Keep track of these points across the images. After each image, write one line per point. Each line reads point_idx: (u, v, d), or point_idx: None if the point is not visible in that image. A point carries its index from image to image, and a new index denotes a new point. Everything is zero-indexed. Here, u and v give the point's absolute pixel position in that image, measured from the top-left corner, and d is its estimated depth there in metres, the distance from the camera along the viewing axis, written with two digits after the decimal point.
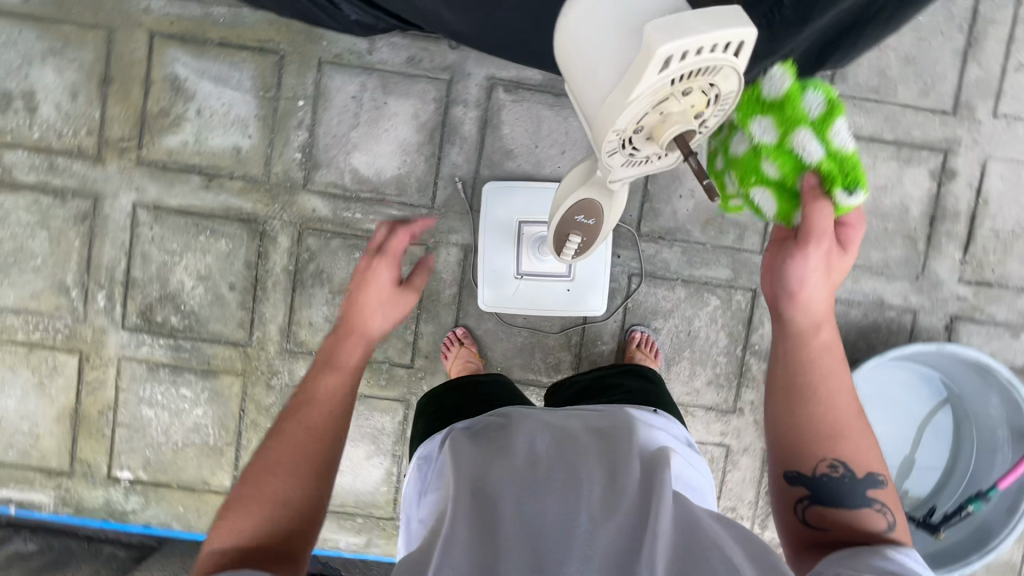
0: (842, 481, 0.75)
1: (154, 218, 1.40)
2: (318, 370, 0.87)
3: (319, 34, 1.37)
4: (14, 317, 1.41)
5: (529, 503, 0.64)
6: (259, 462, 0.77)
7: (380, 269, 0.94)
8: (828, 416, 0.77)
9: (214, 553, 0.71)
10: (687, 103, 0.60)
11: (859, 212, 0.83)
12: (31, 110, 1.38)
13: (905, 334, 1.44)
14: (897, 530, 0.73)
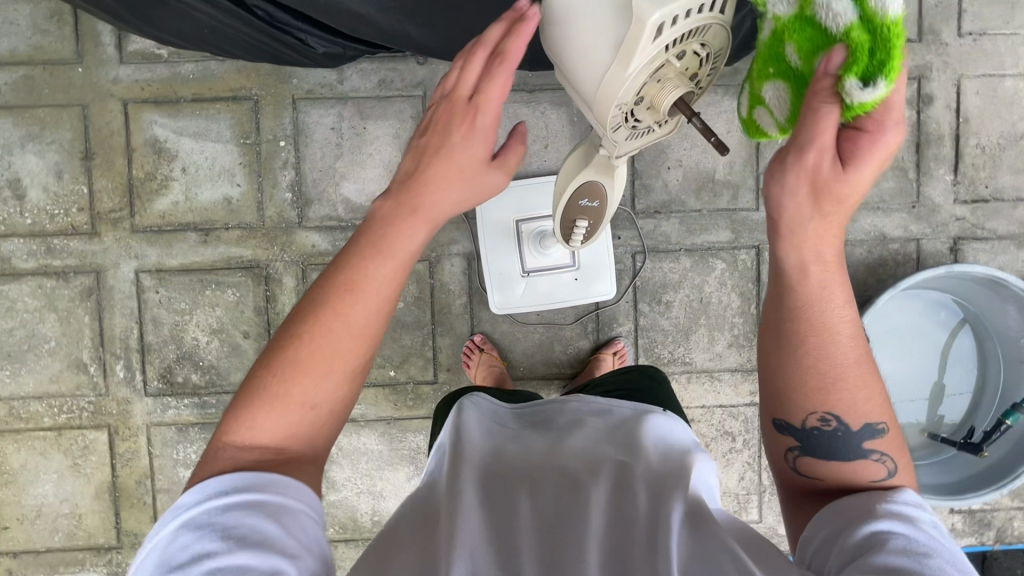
0: (831, 434, 0.66)
1: (159, 281, 1.41)
2: (363, 249, 0.66)
3: (289, 73, 1.38)
4: (38, 403, 1.42)
5: (541, 497, 0.59)
6: (287, 354, 0.64)
7: (462, 122, 0.69)
8: (821, 362, 0.64)
9: (228, 444, 0.62)
10: (679, 67, 0.68)
11: (892, 110, 0.61)
12: (21, 198, 1.39)
13: (912, 263, 1.45)
14: (898, 476, 0.65)
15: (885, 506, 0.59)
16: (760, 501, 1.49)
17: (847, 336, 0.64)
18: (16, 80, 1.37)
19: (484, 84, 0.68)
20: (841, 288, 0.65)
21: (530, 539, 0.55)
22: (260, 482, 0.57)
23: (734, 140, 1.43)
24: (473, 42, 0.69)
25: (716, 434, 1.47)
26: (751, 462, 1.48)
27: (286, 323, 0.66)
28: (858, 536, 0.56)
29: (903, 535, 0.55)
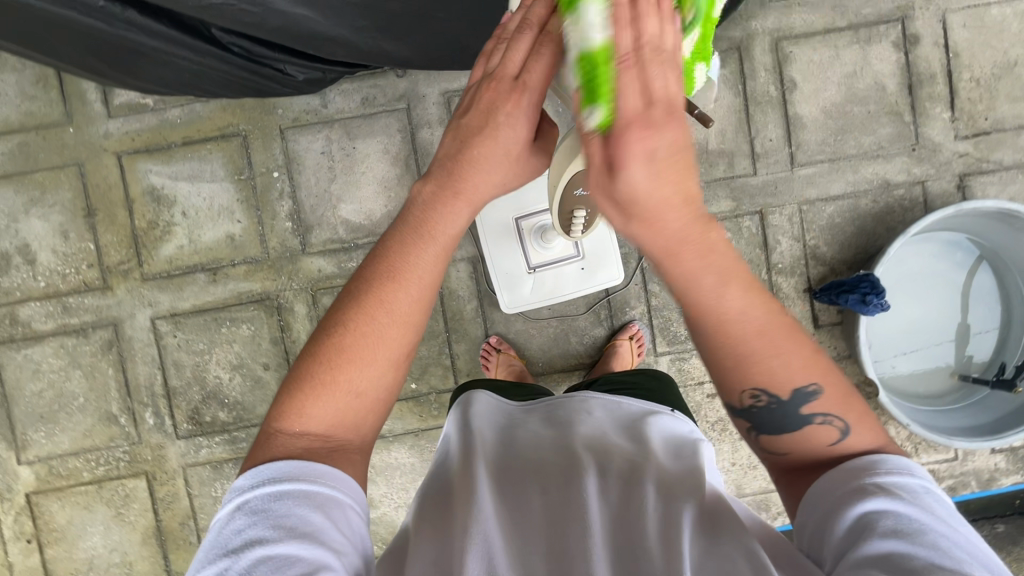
0: (769, 410, 0.62)
1: (175, 325, 1.43)
2: (405, 234, 0.64)
3: (273, 104, 1.40)
4: (75, 459, 1.45)
5: (552, 493, 0.61)
6: (335, 341, 0.62)
7: (509, 96, 0.61)
8: (730, 340, 0.59)
9: (278, 431, 0.60)
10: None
11: (645, 123, 0.47)
12: (31, 262, 1.42)
13: (920, 207, 1.43)
14: (851, 432, 0.60)
15: (872, 480, 0.56)
16: None
17: (749, 307, 0.58)
18: (11, 149, 1.40)
19: (531, 57, 0.61)
20: (724, 270, 0.56)
21: (540, 533, 0.58)
22: (309, 471, 0.56)
23: (722, 108, 1.42)
24: (519, 21, 0.61)
25: None
26: None
27: (331, 309, 0.65)
28: (850, 522, 0.53)
29: (895, 513, 0.52)
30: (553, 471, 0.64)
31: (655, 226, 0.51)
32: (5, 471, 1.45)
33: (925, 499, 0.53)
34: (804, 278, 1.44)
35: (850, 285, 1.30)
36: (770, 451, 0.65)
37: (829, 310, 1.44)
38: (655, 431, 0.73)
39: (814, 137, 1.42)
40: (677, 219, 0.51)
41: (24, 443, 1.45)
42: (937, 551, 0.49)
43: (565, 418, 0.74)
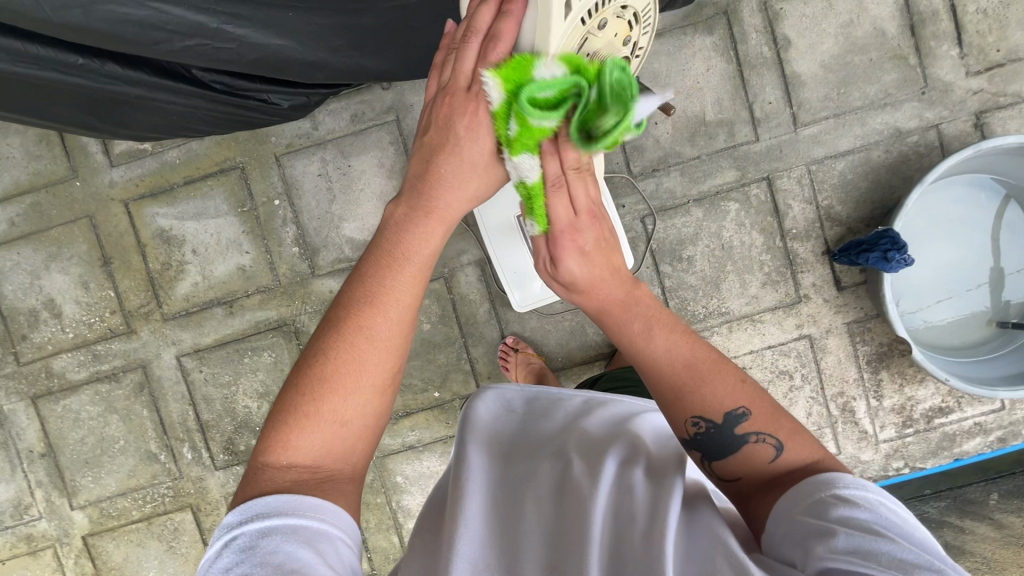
0: (710, 436, 0.64)
1: (200, 360, 1.47)
2: (380, 257, 0.64)
3: (266, 133, 1.41)
4: (123, 499, 1.50)
5: (547, 501, 0.63)
6: (316, 370, 0.62)
7: (463, 108, 0.62)
8: (661, 376, 0.65)
9: (265, 464, 0.59)
10: (606, 36, 0.63)
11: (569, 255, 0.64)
12: (58, 315, 1.47)
13: (936, 152, 1.36)
14: (786, 449, 0.62)
15: (832, 493, 0.56)
16: (835, 432, 1.43)
17: (673, 346, 0.65)
18: (25, 209, 1.45)
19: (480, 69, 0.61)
20: (646, 316, 0.66)
21: (537, 540, 0.60)
22: (298, 505, 0.55)
23: (715, 77, 1.38)
24: (464, 31, 0.62)
25: (772, 376, 1.43)
26: (815, 396, 1.43)
27: (311, 339, 0.64)
28: (816, 531, 0.53)
29: (857, 522, 0.53)
30: (548, 477, 0.65)
31: (594, 292, 0.66)
32: (60, 518, 1.51)
33: (884, 507, 0.54)
34: (821, 241, 1.39)
35: (869, 243, 1.26)
36: (724, 478, 0.66)
37: (851, 271, 1.39)
38: (645, 425, 0.74)
39: (815, 94, 1.37)
40: (611, 286, 0.66)
41: (74, 489, 1.50)
42: (903, 551, 0.50)
43: (558, 421, 0.76)
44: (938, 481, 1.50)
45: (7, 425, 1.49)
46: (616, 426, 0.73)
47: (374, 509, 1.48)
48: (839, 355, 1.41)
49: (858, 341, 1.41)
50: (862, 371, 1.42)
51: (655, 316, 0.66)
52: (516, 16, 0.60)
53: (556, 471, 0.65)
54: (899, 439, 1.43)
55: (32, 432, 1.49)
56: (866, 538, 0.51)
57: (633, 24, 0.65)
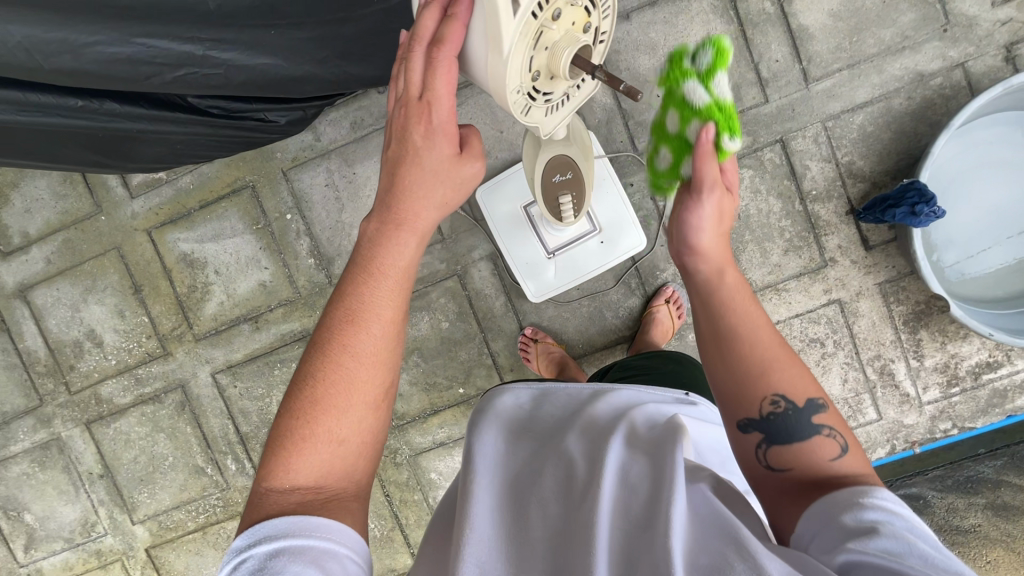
0: (785, 418, 0.64)
1: (233, 376, 1.52)
2: (356, 275, 0.66)
3: (271, 150, 1.44)
4: (178, 512, 1.59)
5: (549, 505, 0.64)
6: (308, 393, 0.64)
7: (420, 119, 0.62)
8: (758, 349, 0.65)
9: (268, 489, 0.61)
10: (562, 25, 0.57)
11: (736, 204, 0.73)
12: (100, 344, 1.55)
13: (965, 92, 1.27)
14: (850, 452, 0.62)
15: (870, 499, 0.55)
16: (874, 397, 1.38)
17: (768, 325, 0.67)
18: (57, 247, 1.52)
19: (428, 75, 0.60)
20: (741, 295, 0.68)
21: (540, 542, 0.61)
22: (305, 525, 0.57)
23: None
24: (409, 39, 0.61)
25: (803, 344, 1.38)
26: (850, 362, 1.37)
27: (301, 363, 0.67)
28: (848, 529, 0.53)
29: (894, 527, 0.52)
30: (547, 479, 0.66)
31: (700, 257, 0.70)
32: (124, 532, 1.60)
33: (921, 523, 0.53)
34: (844, 200, 1.33)
35: (895, 198, 1.19)
36: (770, 467, 0.64)
37: (878, 228, 1.33)
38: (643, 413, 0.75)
39: (826, 45, 1.29)
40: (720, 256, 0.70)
41: (133, 505, 1.59)
42: (937, 560, 0.49)
43: (558, 421, 0.78)
44: (993, 439, 1.42)
45: (67, 450, 1.58)
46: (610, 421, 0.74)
47: (413, 506, 1.52)
48: (873, 317, 1.35)
49: (893, 300, 1.34)
50: (899, 332, 1.35)
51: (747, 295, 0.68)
52: (461, 18, 0.58)
53: (555, 472, 0.66)
54: (945, 400, 1.36)
55: (89, 455, 1.58)
56: (900, 541, 0.50)
57: (592, 8, 0.59)
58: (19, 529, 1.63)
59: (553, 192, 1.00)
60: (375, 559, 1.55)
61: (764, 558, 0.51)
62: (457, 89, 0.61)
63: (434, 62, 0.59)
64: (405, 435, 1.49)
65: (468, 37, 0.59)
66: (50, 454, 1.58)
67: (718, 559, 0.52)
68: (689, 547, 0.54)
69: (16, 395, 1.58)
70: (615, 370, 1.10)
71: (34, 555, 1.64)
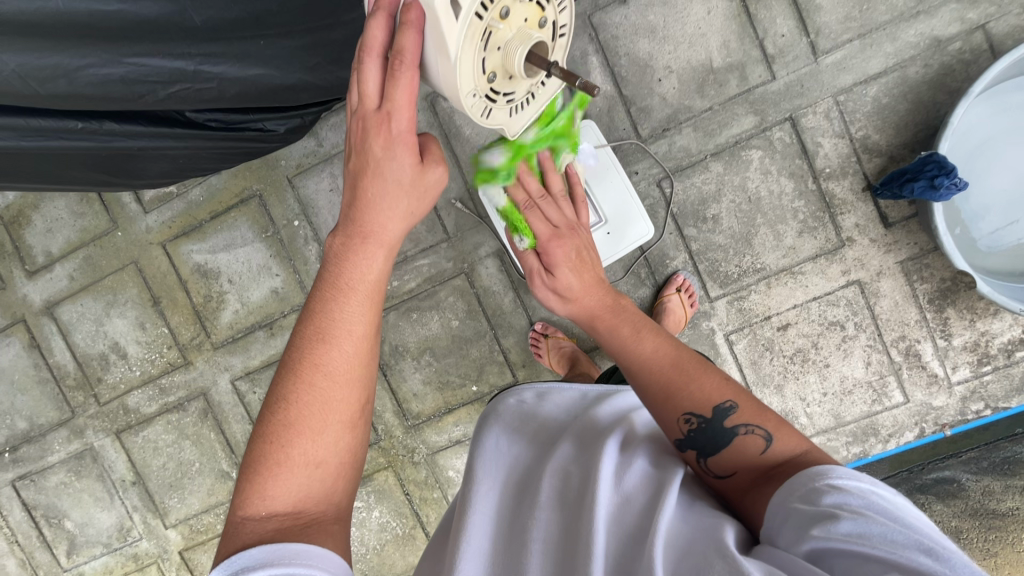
0: (702, 432, 0.67)
1: (252, 382, 1.55)
2: (326, 292, 0.67)
3: (275, 158, 1.45)
4: (207, 515, 1.63)
5: (549, 516, 0.64)
6: (281, 416, 0.65)
7: (377, 133, 0.61)
8: (647, 374, 0.73)
9: (245, 517, 0.62)
10: (513, 23, 0.57)
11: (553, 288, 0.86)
12: (124, 356, 1.60)
13: (986, 55, 1.21)
14: (773, 440, 0.63)
15: (825, 480, 0.55)
16: (900, 379, 1.33)
17: (657, 349, 0.75)
18: (79, 264, 1.57)
19: (387, 86, 0.59)
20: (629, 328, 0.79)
21: (535, 557, 0.61)
22: (282, 554, 0.57)
23: (718, 18, 1.27)
24: (358, 49, 0.59)
25: (822, 328, 1.33)
26: (873, 344, 1.32)
27: (272, 388, 0.67)
28: (811, 516, 0.53)
29: (852, 507, 0.52)
30: (545, 493, 0.66)
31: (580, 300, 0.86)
32: (158, 536, 1.66)
33: (877, 493, 0.53)
34: (860, 176, 1.28)
35: (913, 172, 1.14)
36: (720, 477, 0.65)
37: (898, 204, 1.27)
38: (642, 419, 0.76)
39: (834, 16, 1.24)
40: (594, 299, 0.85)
41: (165, 510, 1.65)
42: (895, 532, 0.50)
43: (550, 431, 0.78)
44: None
45: (100, 459, 1.64)
46: (593, 433, 0.73)
47: (433, 504, 1.53)
48: (895, 297, 1.30)
49: (916, 278, 1.29)
50: (924, 311, 1.30)
51: (640, 326, 0.78)
52: (414, 24, 0.56)
53: (553, 484, 0.67)
54: (975, 379, 1.30)
55: (121, 463, 1.64)
56: (861, 522, 0.50)
57: (546, 3, 0.59)
58: (61, 535, 1.70)
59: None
60: (398, 557, 1.57)
61: (743, 559, 0.51)
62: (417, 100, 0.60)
63: (394, 73, 0.58)
64: (422, 435, 1.51)
65: (424, 43, 0.57)
66: (85, 463, 1.65)
67: (700, 562, 0.53)
68: (670, 553, 0.55)
69: (50, 408, 1.64)
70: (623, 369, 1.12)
71: (76, 560, 1.71)
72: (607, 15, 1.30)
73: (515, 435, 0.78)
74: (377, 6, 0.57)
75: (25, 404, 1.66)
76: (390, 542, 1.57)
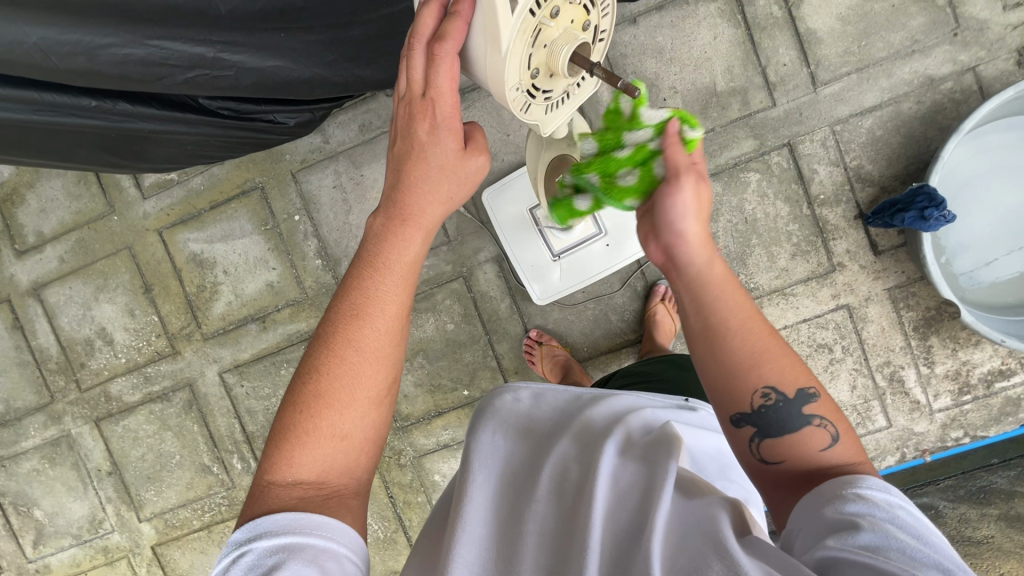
0: (777, 409, 0.65)
1: (240, 375, 1.53)
2: (360, 267, 0.68)
3: (280, 152, 1.45)
4: (184, 511, 1.59)
5: (550, 502, 0.65)
6: (311, 387, 0.67)
7: (423, 123, 0.64)
8: (746, 337, 0.65)
9: (271, 483, 0.64)
10: (561, 23, 0.59)
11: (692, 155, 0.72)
12: (110, 342, 1.57)
13: (976, 96, 1.26)
14: (841, 440, 0.65)
15: (852, 486, 0.58)
16: (883, 404, 1.36)
17: (756, 316, 0.66)
18: (71, 246, 1.55)
19: (429, 72, 0.62)
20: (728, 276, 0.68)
21: (540, 540, 0.62)
22: (306, 523, 0.60)
23: (724, 44, 1.31)
24: (409, 36, 0.63)
25: (811, 350, 1.36)
26: (859, 368, 1.35)
27: (303, 359, 0.69)
28: (833, 522, 0.56)
29: (874, 519, 0.55)
30: (547, 479, 0.67)
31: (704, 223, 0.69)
32: (131, 530, 1.62)
33: (902, 511, 0.56)
34: (853, 204, 1.32)
35: (904, 203, 1.18)
36: (765, 460, 0.67)
37: (888, 233, 1.31)
38: (640, 418, 0.77)
39: (834, 49, 1.29)
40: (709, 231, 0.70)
41: (140, 502, 1.61)
42: (912, 551, 0.53)
43: (555, 423, 0.80)
44: (1006, 449, 1.38)
45: (76, 447, 1.60)
46: (601, 427, 0.75)
47: (417, 508, 1.52)
48: (882, 323, 1.34)
49: (902, 306, 1.33)
50: (909, 338, 1.33)
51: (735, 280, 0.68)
52: (463, 16, 0.59)
53: (556, 473, 0.68)
54: (956, 407, 1.34)
55: (98, 452, 1.60)
56: (880, 536, 0.53)
57: (592, 8, 0.61)
58: (29, 524, 1.65)
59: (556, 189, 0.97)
60: (378, 560, 1.55)
61: (739, 557, 0.53)
62: (458, 85, 0.63)
63: (435, 59, 0.60)
64: (409, 436, 1.50)
65: (472, 35, 0.59)
66: (60, 451, 1.60)
67: (695, 559, 0.54)
68: (666, 548, 0.56)
69: (28, 391, 1.61)
70: (617, 378, 1.14)
71: (43, 551, 1.66)
72: (617, 34, 1.34)
73: (523, 426, 0.79)
74: None
75: (3, 386, 1.62)
76: (370, 545, 1.55)
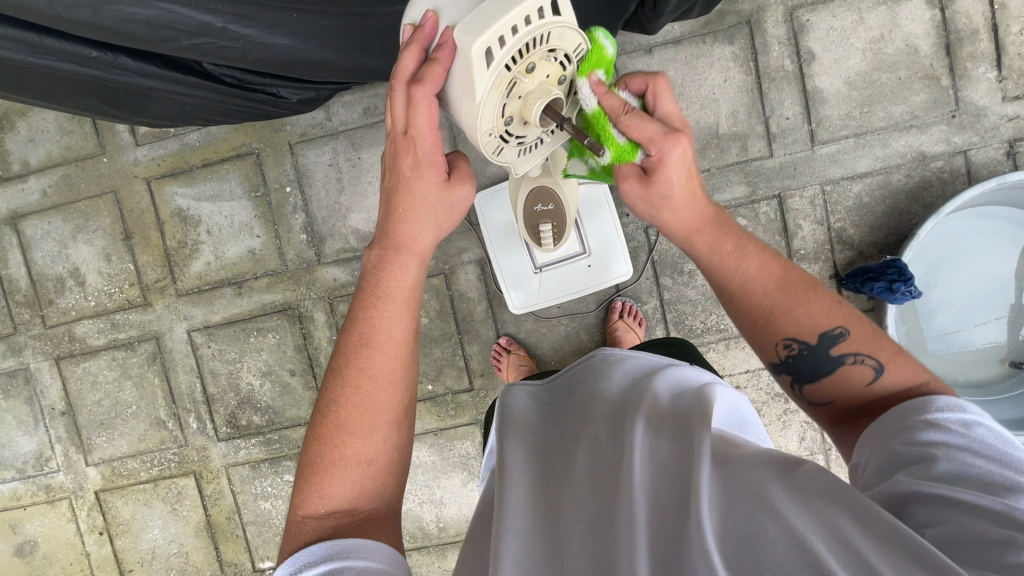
0: (805, 356, 0.72)
1: (208, 336, 1.53)
2: (364, 300, 0.76)
3: (281, 121, 1.45)
4: (132, 461, 1.59)
5: (582, 488, 0.60)
6: (332, 419, 0.73)
7: (408, 159, 0.70)
8: (756, 298, 0.72)
9: (304, 518, 0.68)
10: (536, 77, 0.62)
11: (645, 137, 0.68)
12: (81, 283, 1.56)
13: (963, 178, 1.30)
14: (881, 370, 0.67)
15: (920, 416, 0.59)
16: (828, 459, 1.40)
17: (764, 266, 0.72)
18: (56, 181, 1.52)
19: (410, 113, 0.66)
20: (732, 237, 0.73)
21: (580, 528, 0.56)
22: (341, 548, 0.61)
23: (732, 88, 1.33)
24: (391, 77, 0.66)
25: (768, 397, 1.40)
26: (810, 422, 1.40)
27: (320, 398, 0.76)
28: (904, 459, 0.58)
29: (949, 446, 0.55)
30: (581, 467, 0.62)
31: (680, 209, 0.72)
32: (76, 472, 1.61)
33: (980, 428, 0.56)
34: (830, 264, 1.35)
35: (876, 271, 1.22)
36: (818, 400, 0.74)
37: (859, 296, 1.35)
38: (664, 381, 0.73)
39: (837, 111, 1.31)
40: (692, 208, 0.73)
41: (89, 446, 1.60)
42: (996, 477, 0.52)
43: (576, 402, 0.75)
44: None
45: (32, 382, 1.59)
46: (624, 398, 0.71)
47: None
48: None
49: None
50: None
51: (740, 238, 0.73)
52: (442, 63, 0.62)
53: (589, 456, 0.63)
54: None
55: (54, 390, 1.59)
56: (955, 463, 0.54)
57: (568, 63, 0.64)
58: None
59: (534, 220, 1.05)
60: None
61: (789, 515, 0.51)
62: (437, 124, 0.68)
63: (414, 102, 0.65)
64: None
65: (449, 81, 0.63)
66: (15, 383, 1.59)
67: (749, 524, 0.51)
68: (717, 515, 0.53)
69: None
70: None
71: None
72: (631, 60, 1.35)
73: (549, 420, 0.74)
74: (413, 39, 0.65)
75: None
76: None
